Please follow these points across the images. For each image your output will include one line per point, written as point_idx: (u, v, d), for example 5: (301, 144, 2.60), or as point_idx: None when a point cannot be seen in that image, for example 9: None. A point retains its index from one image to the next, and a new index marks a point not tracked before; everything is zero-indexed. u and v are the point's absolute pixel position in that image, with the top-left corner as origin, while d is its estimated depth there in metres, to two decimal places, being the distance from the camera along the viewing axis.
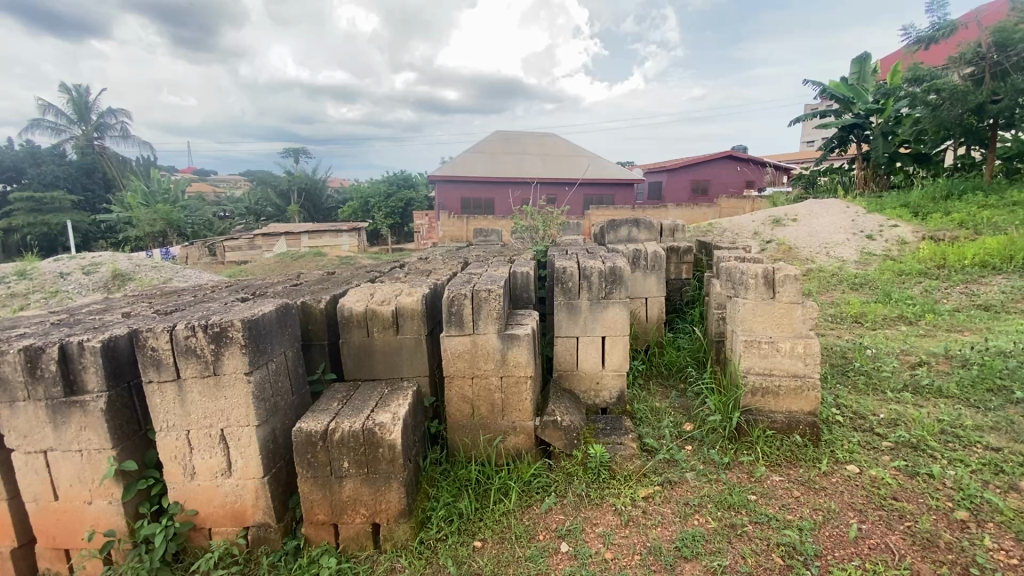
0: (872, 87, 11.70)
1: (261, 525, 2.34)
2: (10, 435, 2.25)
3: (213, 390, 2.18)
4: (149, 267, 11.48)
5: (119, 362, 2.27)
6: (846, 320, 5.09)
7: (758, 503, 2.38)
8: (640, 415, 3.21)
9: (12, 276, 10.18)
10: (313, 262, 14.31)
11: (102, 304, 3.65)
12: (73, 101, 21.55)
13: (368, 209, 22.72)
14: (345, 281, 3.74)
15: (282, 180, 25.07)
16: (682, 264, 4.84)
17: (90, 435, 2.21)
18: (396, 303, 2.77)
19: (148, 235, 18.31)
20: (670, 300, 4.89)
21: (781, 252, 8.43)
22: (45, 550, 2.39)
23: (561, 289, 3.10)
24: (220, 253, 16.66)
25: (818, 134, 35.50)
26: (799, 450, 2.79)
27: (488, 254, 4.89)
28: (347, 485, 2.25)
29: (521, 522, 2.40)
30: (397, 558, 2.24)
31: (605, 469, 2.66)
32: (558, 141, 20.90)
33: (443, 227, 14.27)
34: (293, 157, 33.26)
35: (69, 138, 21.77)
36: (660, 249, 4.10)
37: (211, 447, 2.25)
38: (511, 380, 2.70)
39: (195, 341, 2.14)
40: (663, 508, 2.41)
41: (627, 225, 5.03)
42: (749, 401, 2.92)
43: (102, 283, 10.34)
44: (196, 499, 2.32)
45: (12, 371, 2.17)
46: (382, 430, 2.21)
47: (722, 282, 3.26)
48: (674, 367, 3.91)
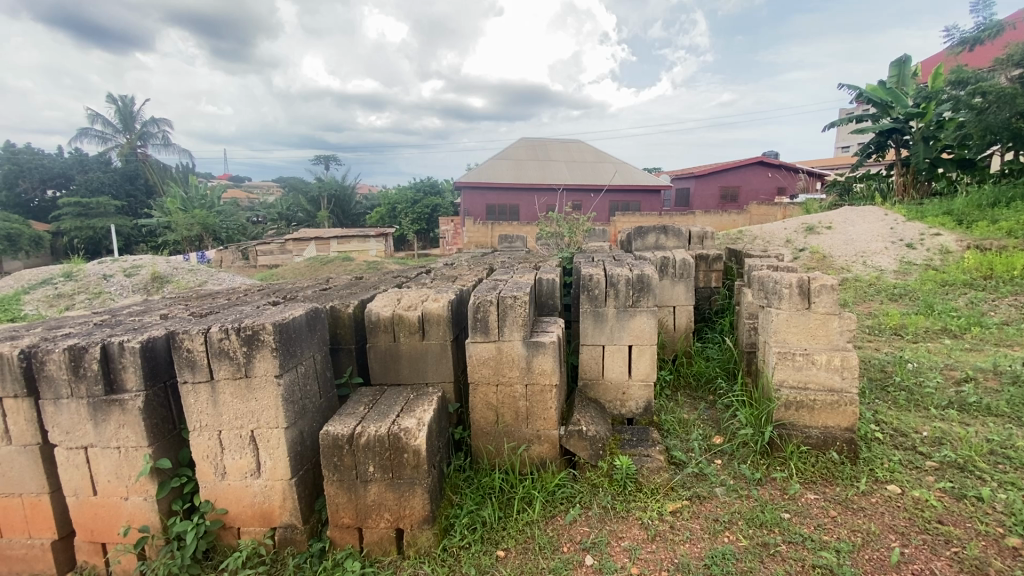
0: (912, 90, 11.25)
1: (288, 527, 2.37)
2: (53, 431, 2.34)
3: (244, 392, 2.23)
4: (185, 270, 11.90)
5: (157, 362, 2.34)
6: (884, 332, 4.90)
7: (792, 522, 2.30)
8: (668, 427, 3.14)
9: (61, 277, 10.72)
10: (341, 267, 14.63)
11: (143, 305, 3.79)
12: (119, 111, 22.75)
13: (395, 215, 23.17)
14: (372, 286, 3.78)
15: (313, 187, 25.69)
16: (711, 272, 4.77)
17: (128, 432, 2.28)
18: (423, 309, 2.79)
19: (185, 239, 19.08)
20: (699, 309, 4.79)
21: (814, 261, 8.21)
22: (82, 543, 2.48)
23: (587, 297, 3.06)
24: (253, 256, 17.17)
25: (853, 138, 34.74)
26: (835, 467, 2.68)
27: (513, 261, 4.93)
28: (372, 489, 2.26)
29: (545, 532, 2.36)
30: (420, 565, 2.23)
31: (631, 481, 2.61)
32: (583, 147, 20.85)
33: (468, 233, 14.31)
34: (324, 164, 34.08)
35: (115, 146, 22.86)
36: (688, 256, 4.03)
37: (241, 448, 2.29)
38: (536, 389, 2.67)
39: (228, 343, 2.19)
40: (691, 524, 2.34)
41: (655, 233, 4.95)
42: (781, 415, 2.83)
43: (142, 285, 10.82)
44: (226, 498, 2.36)
45: (57, 369, 2.26)
46: (408, 435, 2.22)
47: (754, 291, 3.17)
48: (702, 379, 3.82)
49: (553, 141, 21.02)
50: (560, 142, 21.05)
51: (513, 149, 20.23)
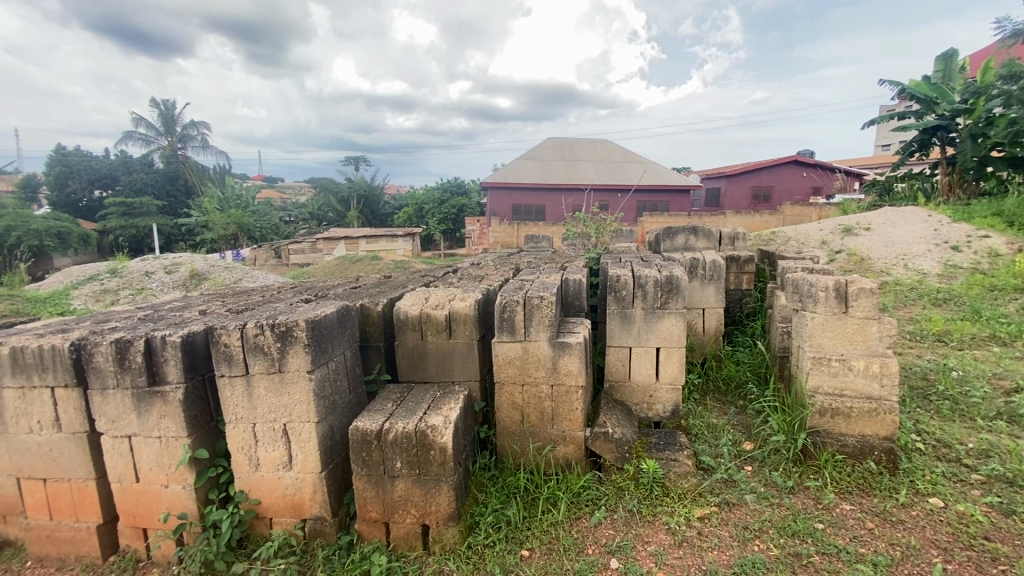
0: (959, 86, 10.74)
1: (318, 519, 2.42)
2: (100, 419, 2.46)
3: (278, 386, 2.30)
4: (221, 267, 12.32)
5: (196, 356, 2.43)
6: (927, 338, 4.69)
7: (826, 533, 2.23)
8: (696, 432, 3.08)
9: (107, 273, 11.24)
10: (369, 266, 14.88)
11: (183, 301, 3.94)
12: (162, 115, 23.78)
13: (422, 215, 23.46)
14: (401, 285, 3.84)
15: (343, 187, 26.22)
16: (742, 274, 4.66)
17: (169, 423, 2.38)
18: (450, 308, 2.82)
19: (222, 238, 19.78)
20: (729, 311, 4.69)
21: (852, 263, 7.92)
22: (125, 527, 2.59)
23: (614, 298, 3.04)
24: (285, 255, 17.61)
25: (893, 137, 33.63)
26: (873, 477, 2.59)
27: (539, 261, 4.93)
28: (399, 485, 2.30)
29: (570, 534, 2.35)
30: (446, 561, 2.25)
31: (658, 486, 2.57)
32: (610, 147, 20.66)
33: (494, 233, 14.35)
34: (355, 165, 34.77)
35: (157, 149, 23.84)
36: (718, 257, 3.94)
37: (274, 441, 2.36)
38: (562, 390, 2.66)
39: (263, 339, 2.26)
40: (719, 530, 2.30)
41: (684, 234, 4.88)
42: (816, 422, 2.75)
43: (181, 282, 11.24)
44: (259, 489, 2.44)
45: (104, 361, 2.38)
46: (434, 432, 2.25)
47: (788, 295, 3.08)
48: (733, 383, 3.74)
49: (580, 140, 20.91)
50: (587, 142, 20.91)
51: (539, 149, 20.21)
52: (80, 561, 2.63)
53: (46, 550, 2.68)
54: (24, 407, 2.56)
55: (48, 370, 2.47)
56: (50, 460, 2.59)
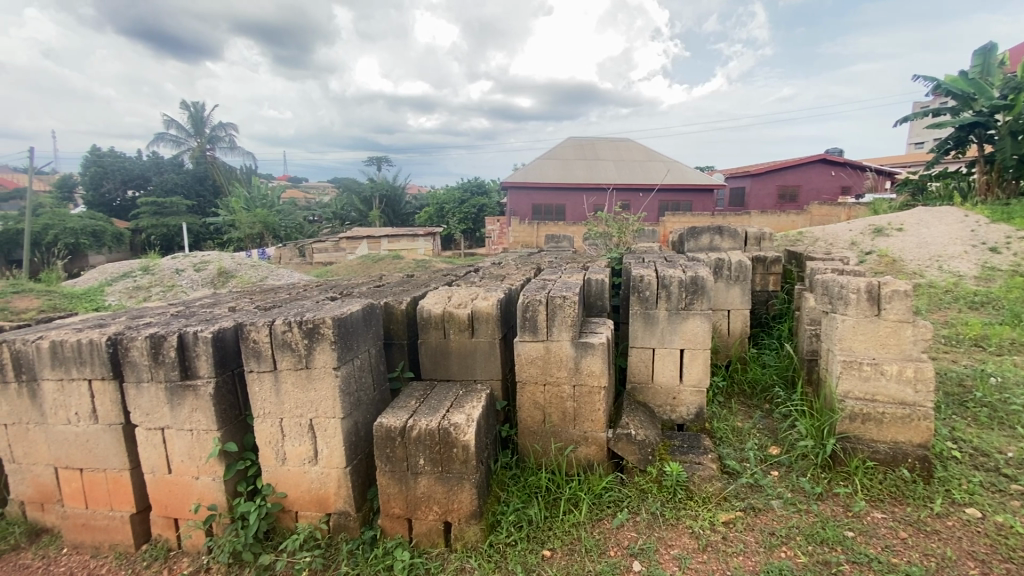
0: (999, 81, 10.32)
1: (342, 513, 2.46)
2: (135, 412, 2.55)
3: (304, 382, 2.34)
4: (248, 266, 12.61)
5: (226, 351, 2.49)
6: (963, 343, 4.52)
7: (856, 541, 2.17)
8: (721, 435, 3.03)
9: (139, 271, 11.60)
10: (391, 265, 15.05)
11: (213, 298, 4.04)
12: (192, 117, 24.47)
13: (443, 215, 23.61)
14: (423, 284, 3.87)
15: (365, 187, 26.55)
16: (768, 275, 4.57)
17: (200, 416, 2.45)
18: (473, 307, 2.83)
19: (248, 237, 20.27)
20: (755, 313, 4.60)
21: (883, 264, 7.68)
22: (157, 517, 2.68)
23: (638, 299, 3.01)
24: (309, 254, 17.93)
25: (927, 135, 32.59)
26: (906, 485, 2.51)
27: (561, 261, 4.91)
28: (421, 482, 2.31)
29: (591, 535, 2.34)
30: (467, 559, 2.26)
31: (682, 489, 2.53)
32: (632, 146, 20.47)
33: (514, 233, 14.35)
34: (376, 165, 35.19)
35: (187, 150, 24.53)
36: (744, 258, 3.87)
37: (301, 435, 2.40)
38: (584, 390, 2.65)
39: (291, 336, 2.30)
40: (745, 536, 2.26)
41: (709, 233, 4.82)
42: (846, 427, 2.68)
43: (209, 280, 11.53)
44: (286, 482, 2.49)
45: (139, 356, 2.46)
46: (457, 430, 2.26)
47: (817, 296, 3.01)
48: (759, 386, 3.67)
49: (600, 140, 20.77)
50: (608, 141, 20.76)
51: (560, 148, 20.14)
52: (115, 549, 2.72)
53: (82, 537, 2.78)
54: (63, 399, 2.66)
55: (86, 363, 2.56)
56: (87, 450, 2.68)
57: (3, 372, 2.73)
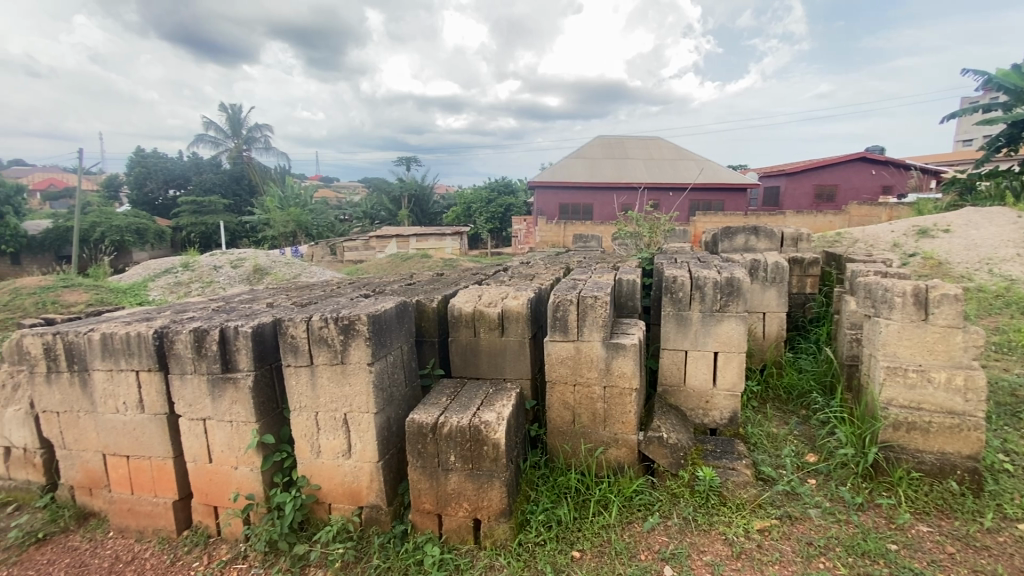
0: None
1: (374, 507, 2.50)
2: (179, 403, 2.65)
3: (340, 377, 2.39)
4: (282, 263, 12.97)
5: (265, 346, 2.57)
6: (1015, 350, 4.29)
7: (900, 554, 2.08)
8: (755, 440, 2.95)
9: (180, 267, 12.07)
10: (419, 264, 15.24)
11: (251, 294, 4.17)
12: (230, 118, 25.30)
13: (470, 214, 23.77)
14: (454, 283, 3.90)
15: (395, 186, 26.94)
16: (805, 277, 4.44)
17: (240, 408, 2.53)
18: (503, 306, 2.84)
19: (282, 235, 20.88)
20: (791, 316, 4.47)
21: (929, 267, 7.35)
22: (198, 504, 2.78)
23: (670, 300, 2.96)
24: (340, 252, 18.30)
25: (976, 131, 31.14)
26: (954, 498, 2.40)
27: (590, 260, 4.89)
28: (452, 478, 2.34)
29: (621, 538, 2.32)
30: (496, 556, 2.27)
31: (715, 494, 2.48)
32: (662, 144, 20.16)
33: (541, 232, 14.32)
34: (406, 165, 35.66)
35: (225, 150, 25.37)
36: (781, 259, 3.77)
37: (335, 429, 2.46)
38: (615, 391, 2.63)
39: (327, 332, 2.36)
40: (781, 544, 2.20)
41: (745, 233, 4.73)
42: (889, 436, 2.58)
43: (246, 277, 11.91)
44: (320, 475, 2.55)
45: (184, 349, 2.56)
46: (488, 429, 2.27)
47: (859, 300, 2.91)
48: (795, 392, 3.56)
49: (629, 138, 20.53)
50: (637, 140, 20.50)
51: (588, 147, 19.99)
52: (158, 534, 2.84)
53: (127, 522, 2.91)
54: (112, 389, 2.79)
55: (133, 355, 2.68)
56: (133, 439, 2.81)
57: (58, 363, 2.88)
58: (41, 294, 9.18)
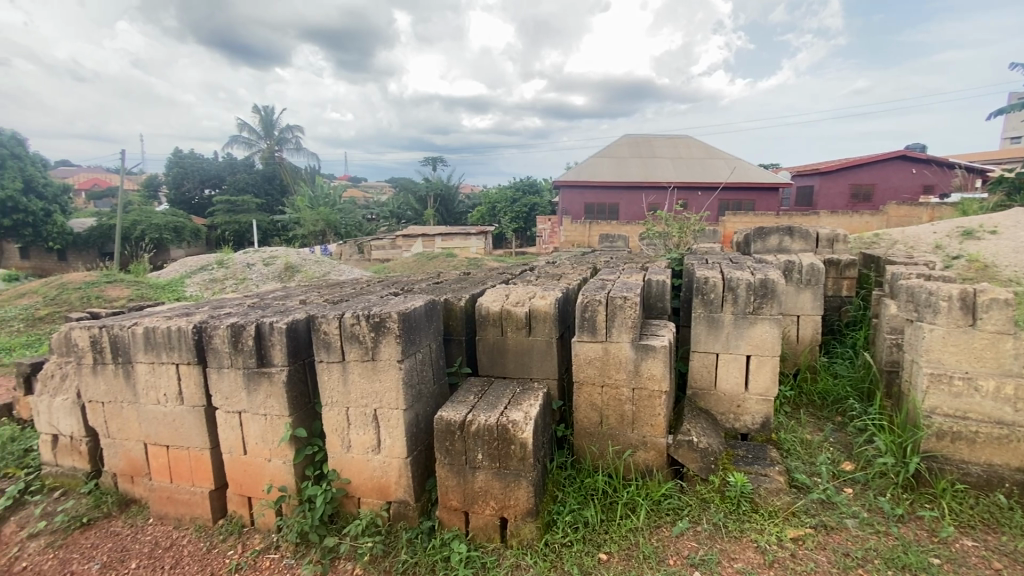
0: None
1: (401, 502, 2.54)
2: (216, 395, 2.74)
3: (370, 373, 2.43)
4: (312, 261, 13.27)
5: (298, 342, 2.63)
6: None
7: (943, 569, 2.00)
8: (789, 447, 2.88)
9: (215, 264, 12.49)
10: (444, 263, 15.37)
11: (284, 291, 4.29)
12: (263, 120, 26.02)
13: (495, 213, 23.85)
14: (481, 282, 3.93)
15: (421, 186, 27.23)
16: (842, 279, 4.31)
17: (274, 402, 2.60)
18: (530, 306, 2.84)
19: (311, 233, 21.40)
20: (825, 320, 4.34)
21: (974, 270, 7.03)
22: (233, 495, 2.87)
23: (701, 302, 2.91)
24: (367, 251, 18.60)
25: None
26: (1002, 512, 2.29)
27: (618, 260, 4.85)
28: (479, 476, 2.35)
29: (649, 542, 2.29)
30: (523, 556, 2.28)
31: (746, 500, 2.43)
32: (690, 143, 19.82)
33: (566, 232, 14.26)
34: (432, 166, 36.02)
35: (258, 151, 26.09)
36: (817, 261, 3.65)
37: (365, 424, 2.50)
38: (644, 394, 2.60)
39: (359, 329, 2.40)
40: (816, 554, 2.13)
41: (778, 234, 4.62)
42: (932, 446, 2.48)
43: (277, 274, 12.23)
44: (350, 469, 2.59)
45: (222, 343, 2.64)
46: (515, 428, 2.28)
47: (901, 304, 2.80)
48: (829, 398, 3.46)
49: (657, 137, 20.25)
50: (664, 138, 20.21)
51: (615, 146, 19.81)
52: (195, 521, 2.95)
53: (165, 509, 3.02)
54: (153, 381, 2.90)
55: (174, 348, 2.78)
56: (173, 430, 2.91)
57: (103, 355, 3.01)
58: (86, 289, 9.63)
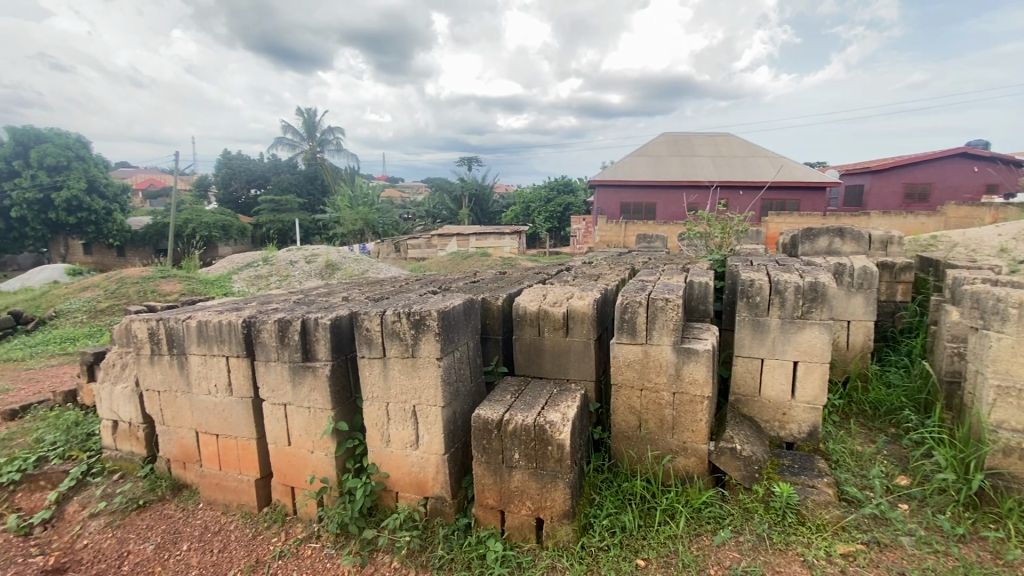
0: None
1: (438, 498, 2.57)
2: (263, 388, 2.85)
3: (410, 370, 2.47)
4: (351, 259, 13.62)
5: (341, 338, 2.70)
6: None
7: None
8: (838, 458, 2.76)
9: (261, 261, 13.01)
10: (478, 262, 15.49)
11: (327, 287, 4.41)
12: (306, 122, 26.86)
13: (529, 213, 23.86)
14: (518, 281, 3.93)
15: (456, 186, 27.50)
16: (897, 284, 4.10)
17: (317, 395, 2.68)
18: (568, 306, 2.82)
19: (351, 232, 22.05)
20: (878, 326, 4.14)
21: None
22: (277, 484, 2.97)
23: (746, 305, 2.82)
24: (404, 249, 18.93)
25: None
26: None
27: (657, 261, 4.77)
28: (515, 476, 2.35)
29: (689, 550, 2.24)
30: (558, 558, 2.26)
31: (792, 512, 2.34)
32: (731, 141, 19.25)
33: (601, 232, 14.11)
34: (467, 166, 36.43)
35: (301, 151, 26.96)
36: (870, 263, 3.48)
37: (404, 420, 2.55)
38: (685, 398, 2.54)
39: (400, 326, 2.44)
40: (868, 572, 2.03)
41: (829, 235, 4.42)
42: (998, 462, 2.33)
43: (318, 271, 12.61)
44: (389, 464, 2.64)
45: (269, 337, 2.74)
46: (553, 428, 2.27)
47: (965, 310, 2.63)
48: (882, 409, 3.29)
49: (697, 135, 19.76)
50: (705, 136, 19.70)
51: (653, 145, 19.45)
52: (241, 508, 3.07)
53: (214, 495, 3.16)
54: (205, 372, 3.04)
55: (224, 341, 2.91)
56: (223, 419, 3.05)
57: (159, 346, 3.18)
58: (143, 283, 10.20)
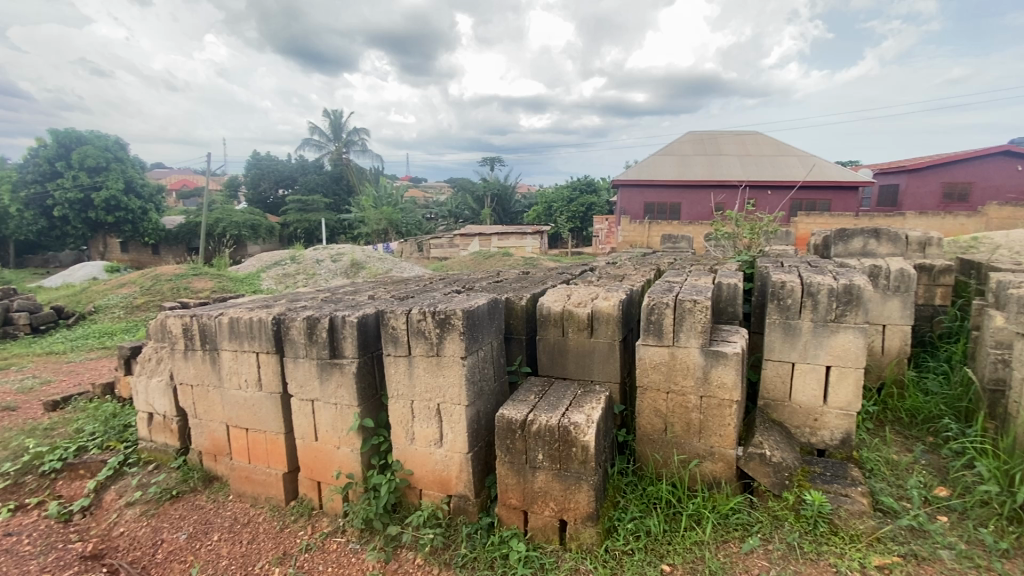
0: None
1: (461, 497, 2.58)
2: (292, 384, 2.90)
3: (435, 368, 2.49)
4: (376, 258, 13.81)
5: (367, 335, 2.74)
6: None
7: None
8: (872, 467, 2.67)
9: (288, 260, 13.31)
10: (500, 262, 15.52)
11: (353, 286, 4.48)
12: (332, 123, 27.34)
13: (552, 213, 23.78)
14: (541, 281, 3.92)
15: (479, 186, 27.59)
16: (936, 287, 3.94)
17: (344, 392, 2.72)
18: (593, 306, 2.80)
19: (375, 232, 22.36)
20: (916, 331, 3.99)
21: None
22: (304, 478, 3.03)
23: (777, 307, 2.75)
24: (426, 249, 19.10)
25: None
26: None
27: (683, 262, 4.70)
28: (539, 476, 2.34)
29: (716, 557, 2.20)
30: (582, 560, 2.25)
31: (824, 522, 2.27)
32: (760, 140, 18.82)
33: (624, 232, 13.97)
34: (489, 166, 36.53)
35: (327, 152, 27.46)
36: (908, 265, 3.36)
37: (429, 418, 2.56)
38: (712, 402, 2.49)
39: (425, 324, 2.46)
40: None
41: (863, 236, 4.28)
42: None
43: (343, 270, 12.83)
44: (413, 461, 2.67)
45: (298, 334, 2.80)
46: (577, 430, 2.25)
47: (1010, 315, 2.51)
48: (920, 417, 3.17)
49: (723, 133, 19.39)
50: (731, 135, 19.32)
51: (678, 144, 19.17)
52: (269, 501, 3.14)
53: (243, 488, 3.24)
54: (236, 367, 3.12)
55: (254, 338, 2.98)
56: (252, 413, 3.12)
57: (193, 341, 3.28)
58: (177, 281, 10.54)
